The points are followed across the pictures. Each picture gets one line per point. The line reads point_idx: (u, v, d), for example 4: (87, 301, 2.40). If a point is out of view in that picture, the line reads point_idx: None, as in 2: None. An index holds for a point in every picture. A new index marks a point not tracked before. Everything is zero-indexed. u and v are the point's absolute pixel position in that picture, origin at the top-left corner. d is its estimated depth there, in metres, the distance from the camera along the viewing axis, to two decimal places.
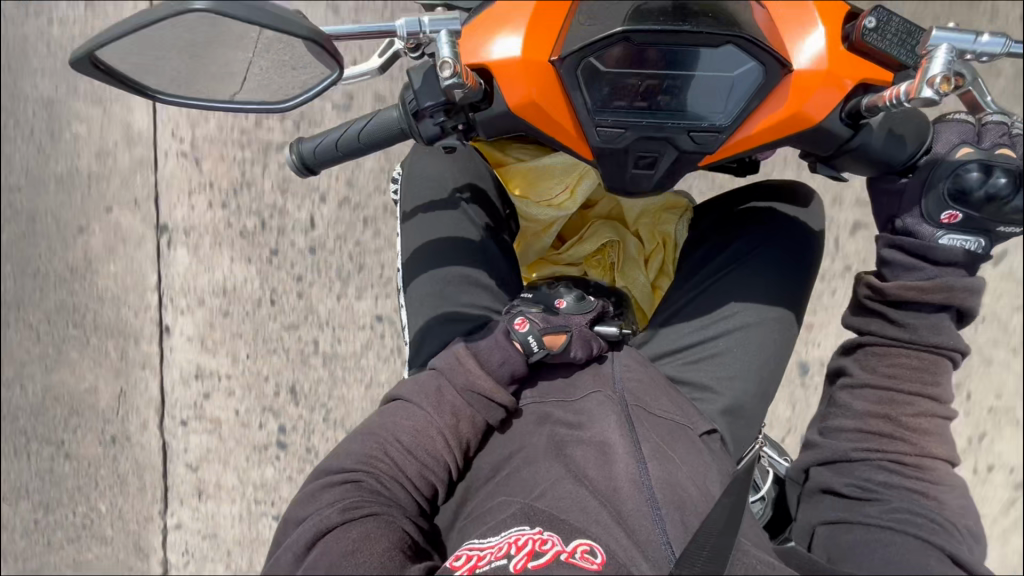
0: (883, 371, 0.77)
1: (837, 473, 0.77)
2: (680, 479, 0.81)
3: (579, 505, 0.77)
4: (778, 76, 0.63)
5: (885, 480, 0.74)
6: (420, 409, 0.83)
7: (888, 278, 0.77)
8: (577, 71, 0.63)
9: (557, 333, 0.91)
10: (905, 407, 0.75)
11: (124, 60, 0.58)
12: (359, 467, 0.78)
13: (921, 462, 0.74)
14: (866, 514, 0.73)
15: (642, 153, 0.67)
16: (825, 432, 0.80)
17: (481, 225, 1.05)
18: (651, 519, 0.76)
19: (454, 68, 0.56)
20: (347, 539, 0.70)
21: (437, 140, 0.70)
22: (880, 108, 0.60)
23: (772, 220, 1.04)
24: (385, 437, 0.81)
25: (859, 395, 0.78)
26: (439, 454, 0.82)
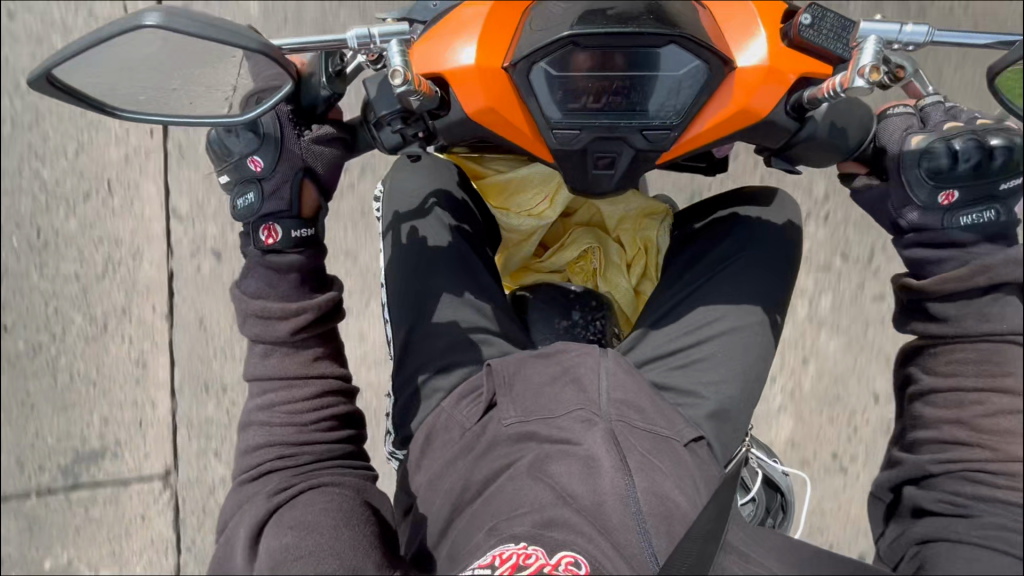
0: (943, 370, 0.74)
1: (925, 489, 0.74)
2: (667, 490, 0.83)
3: (567, 523, 0.78)
4: (722, 73, 0.65)
5: (973, 492, 0.70)
6: (268, 380, 0.80)
7: (926, 278, 0.76)
8: (528, 77, 0.66)
9: (286, 199, 0.78)
10: (976, 409, 0.71)
11: (83, 73, 0.58)
12: (263, 460, 0.78)
13: (1014, 469, 0.69)
14: (954, 530, 0.70)
15: (599, 153, 0.69)
16: (908, 446, 0.77)
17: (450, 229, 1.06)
18: (636, 534, 0.78)
19: (405, 76, 0.59)
20: (285, 526, 0.72)
21: (400, 148, 0.72)
22: (820, 100, 0.62)
23: (746, 219, 1.06)
24: (264, 428, 0.80)
25: (932, 402, 0.75)
26: (317, 422, 0.80)
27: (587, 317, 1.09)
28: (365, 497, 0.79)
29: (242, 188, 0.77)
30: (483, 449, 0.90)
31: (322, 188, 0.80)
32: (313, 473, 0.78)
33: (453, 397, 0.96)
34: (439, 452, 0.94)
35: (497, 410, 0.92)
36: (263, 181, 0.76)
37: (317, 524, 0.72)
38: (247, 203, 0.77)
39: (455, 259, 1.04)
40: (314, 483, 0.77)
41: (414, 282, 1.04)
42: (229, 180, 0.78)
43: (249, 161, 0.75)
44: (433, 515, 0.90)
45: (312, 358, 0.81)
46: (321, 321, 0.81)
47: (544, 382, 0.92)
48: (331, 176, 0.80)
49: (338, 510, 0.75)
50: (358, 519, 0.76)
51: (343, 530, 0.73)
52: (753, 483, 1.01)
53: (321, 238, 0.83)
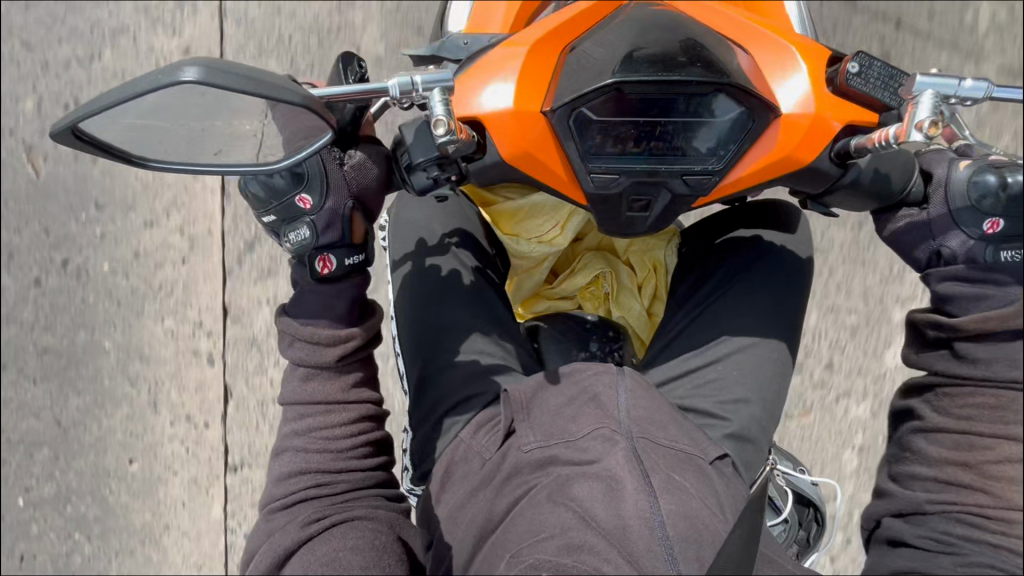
0: (955, 413, 0.69)
1: (911, 523, 0.70)
2: (697, 511, 0.77)
3: (589, 551, 0.72)
4: (767, 119, 0.64)
5: (963, 533, 0.67)
6: (308, 405, 0.78)
7: (955, 313, 0.70)
8: (568, 122, 0.64)
9: (340, 229, 0.69)
10: (985, 453, 0.67)
11: (112, 128, 0.52)
12: (293, 492, 0.76)
13: (1007, 515, 0.66)
14: (938, 565, 0.67)
15: (635, 197, 0.67)
16: (898, 479, 0.73)
17: (471, 265, 1.04)
18: (663, 561, 0.72)
19: (448, 125, 0.56)
20: (316, 562, 0.69)
21: (431, 190, 0.69)
22: (868, 149, 0.61)
23: (754, 243, 1.02)
24: (298, 456, 0.78)
25: (933, 439, 0.71)
26: (354, 450, 0.79)
27: (605, 348, 1.05)
28: (398, 533, 0.77)
29: (290, 225, 0.68)
30: (502, 480, 0.84)
31: (370, 218, 0.72)
32: (349, 504, 0.76)
33: (472, 425, 0.92)
34: (459, 485, 0.89)
35: (515, 436, 0.87)
36: (314, 217, 0.67)
37: (348, 564, 0.69)
38: (297, 237, 0.68)
39: (475, 292, 1.01)
40: (348, 517, 0.74)
41: (429, 315, 1.00)
42: (272, 217, 0.68)
43: (296, 200, 0.66)
44: (456, 549, 0.84)
45: (353, 382, 0.79)
46: (367, 347, 0.75)
47: (562, 403, 0.88)
48: (376, 202, 0.71)
49: (370, 547, 0.72)
50: (389, 557, 0.73)
51: (373, 572, 0.70)
52: (783, 505, 1.01)
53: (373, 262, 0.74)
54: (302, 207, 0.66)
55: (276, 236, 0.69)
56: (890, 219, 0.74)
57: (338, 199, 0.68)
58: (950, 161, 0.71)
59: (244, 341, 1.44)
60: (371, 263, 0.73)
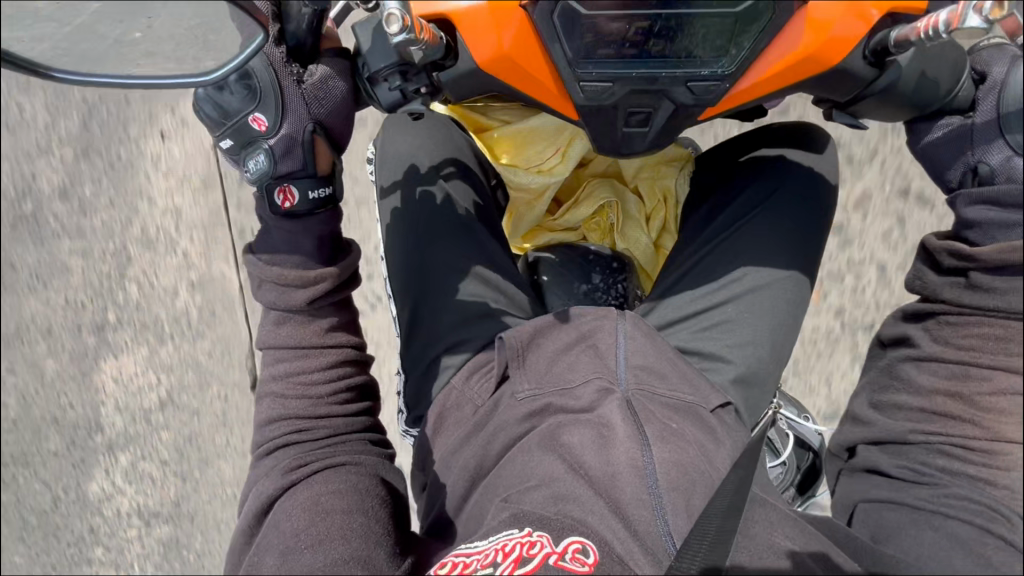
0: (955, 343, 0.63)
1: (889, 453, 0.67)
2: (691, 459, 0.73)
3: (576, 500, 0.69)
4: (790, 9, 0.53)
5: (943, 463, 0.63)
6: (283, 349, 0.74)
7: (977, 242, 0.62)
8: (553, 17, 0.54)
9: (301, 157, 0.61)
10: (979, 385, 0.62)
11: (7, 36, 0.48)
12: (276, 440, 0.73)
13: (992, 446, 0.62)
14: (915, 496, 0.64)
15: (632, 109, 0.59)
16: (880, 408, 0.69)
17: (466, 203, 0.95)
18: (650, 509, 0.68)
19: (402, 21, 0.47)
20: (297, 507, 0.67)
21: (401, 107, 0.59)
22: (912, 41, 0.51)
23: (779, 167, 0.91)
24: (276, 400, 0.74)
25: (926, 367, 0.65)
26: (335, 395, 0.75)
27: (608, 280, 0.99)
28: (381, 474, 0.75)
29: (249, 150, 0.60)
30: (493, 427, 0.80)
31: (337, 148, 0.64)
32: (332, 448, 0.73)
33: (466, 371, 0.87)
34: (453, 430, 0.86)
35: (510, 383, 0.82)
36: (270, 142, 0.60)
37: (329, 507, 0.67)
38: (254, 165, 0.60)
39: (468, 229, 0.93)
40: (330, 462, 0.72)
41: (420, 255, 0.92)
42: (228, 142, 0.60)
43: (250, 120, 0.58)
44: (448, 491, 0.81)
45: (327, 328, 0.74)
46: (340, 290, 0.68)
47: (559, 350, 0.83)
48: (343, 128, 0.63)
49: (353, 490, 0.70)
50: (372, 500, 0.71)
51: (356, 516, 0.67)
52: (782, 448, 0.98)
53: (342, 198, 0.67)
54: (257, 131, 0.59)
55: (236, 163, 0.62)
56: (927, 129, 0.64)
57: (301, 122, 0.60)
58: (1011, 60, 0.60)
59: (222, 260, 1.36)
60: (340, 198, 0.66)
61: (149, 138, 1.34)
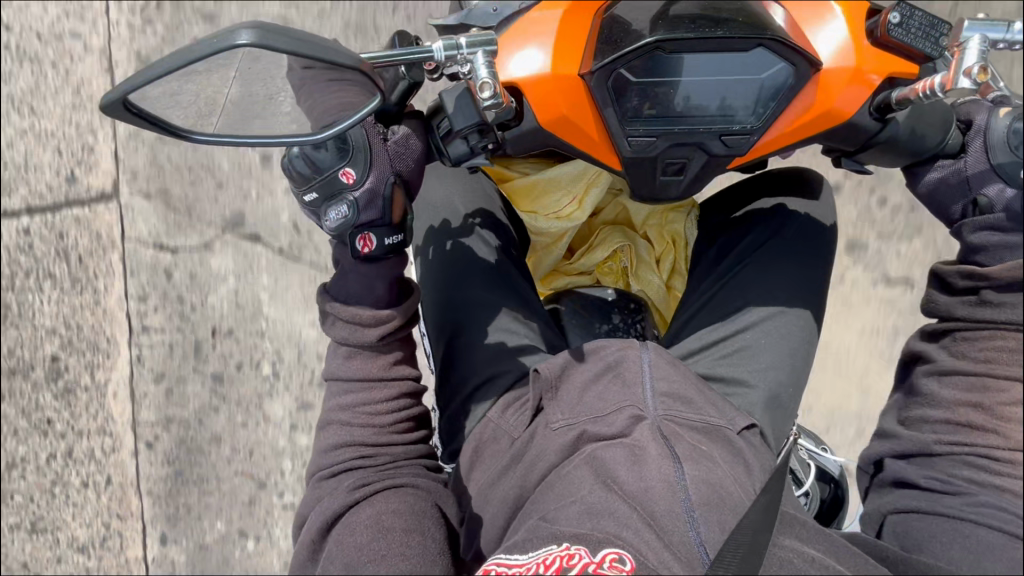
0: (976, 356, 0.69)
1: (916, 464, 0.73)
2: (720, 477, 0.76)
3: (611, 515, 0.72)
4: (807, 76, 0.63)
5: (968, 474, 0.68)
6: (350, 380, 0.79)
7: (988, 264, 0.69)
8: (607, 84, 0.62)
9: (380, 208, 0.68)
10: (998, 396, 0.67)
11: (159, 99, 0.52)
12: (338, 464, 0.77)
13: (1015, 456, 0.65)
14: (946, 505, 0.69)
15: (670, 160, 0.68)
16: (908, 421, 0.75)
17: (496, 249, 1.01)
18: (684, 524, 0.71)
19: (494, 89, 0.55)
20: (360, 525, 0.70)
21: (466, 159, 0.68)
22: (910, 101, 0.61)
23: (777, 212, 1.00)
24: (337, 425, 0.79)
25: (949, 381, 0.71)
26: (395, 425, 0.79)
27: (628, 320, 1.04)
28: (435, 500, 0.77)
29: (331, 202, 0.67)
30: (530, 457, 0.83)
31: (409, 195, 0.71)
32: (391, 472, 0.77)
33: (501, 404, 0.90)
34: (489, 462, 0.88)
35: (544, 414, 0.86)
36: (355, 194, 0.66)
37: (389, 526, 0.70)
38: (337, 217, 0.67)
39: (501, 275, 0.99)
40: (390, 484, 0.75)
41: (451, 296, 0.98)
42: (313, 196, 0.67)
43: (340, 174, 0.65)
44: (488, 520, 0.83)
45: (393, 361, 0.79)
46: (407, 325, 0.74)
47: (587, 381, 0.87)
48: (416, 177, 0.71)
49: (410, 511, 0.73)
50: (428, 521, 0.74)
51: (415, 535, 0.70)
52: (806, 477, 0.98)
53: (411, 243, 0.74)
54: (343, 186, 0.66)
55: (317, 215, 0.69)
56: (924, 171, 0.74)
57: (382, 175, 0.67)
58: (991, 110, 0.71)
59: (246, 308, 1.37)
60: (409, 243, 0.73)
61: (183, 180, 1.36)
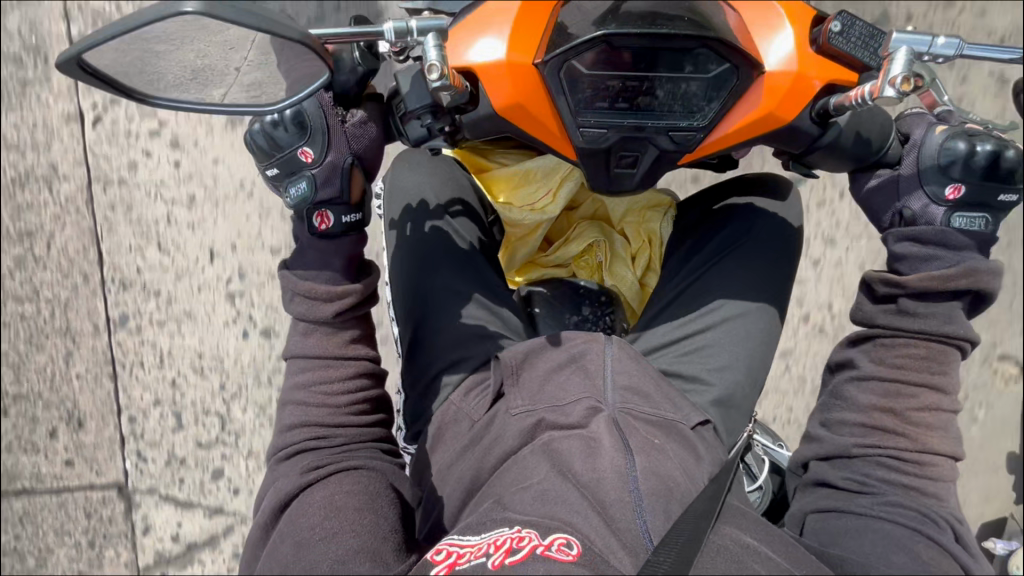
0: (890, 362, 0.76)
1: (836, 467, 0.78)
2: (669, 470, 0.77)
3: (562, 500, 0.73)
4: (750, 77, 0.66)
5: (882, 475, 0.74)
6: (307, 359, 0.81)
7: (904, 273, 0.75)
8: (559, 74, 0.65)
9: (338, 185, 0.71)
10: (909, 401, 0.75)
11: (113, 59, 0.54)
12: (295, 445, 0.79)
13: (921, 457, 0.74)
14: (859, 504, 0.74)
15: (622, 152, 0.70)
16: (829, 425, 0.80)
17: (469, 238, 1.03)
18: (632, 514, 0.72)
19: (441, 71, 0.58)
20: (314, 505, 0.72)
21: (425, 141, 0.71)
22: (846, 107, 0.64)
23: (746, 208, 1.03)
24: (295, 406, 0.80)
25: (865, 387, 0.77)
26: (351, 406, 0.81)
27: (597, 312, 1.07)
28: (390, 482, 0.79)
29: (292, 179, 0.70)
30: (489, 441, 0.85)
31: (368, 176, 0.74)
32: (346, 454, 0.79)
33: (464, 387, 0.92)
34: (449, 445, 0.90)
35: (505, 399, 0.88)
36: (314, 170, 0.69)
37: (342, 505, 0.72)
38: (297, 192, 0.70)
39: (473, 263, 1.01)
40: (345, 466, 0.77)
41: (421, 282, 0.99)
42: (274, 171, 0.70)
43: (299, 152, 0.68)
44: (447, 497, 0.85)
45: (349, 339, 0.81)
46: (364, 304, 0.77)
47: (550, 369, 0.89)
48: (376, 159, 0.73)
49: (364, 492, 0.75)
50: (382, 502, 0.76)
51: (366, 513, 0.72)
52: (758, 472, 1.00)
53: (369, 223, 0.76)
54: (302, 161, 0.69)
55: (278, 188, 0.71)
56: (866, 178, 0.76)
57: (340, 153, 0.70)
58: (929, 125, 0.73)
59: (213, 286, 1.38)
60: (367, 223, 0.76)
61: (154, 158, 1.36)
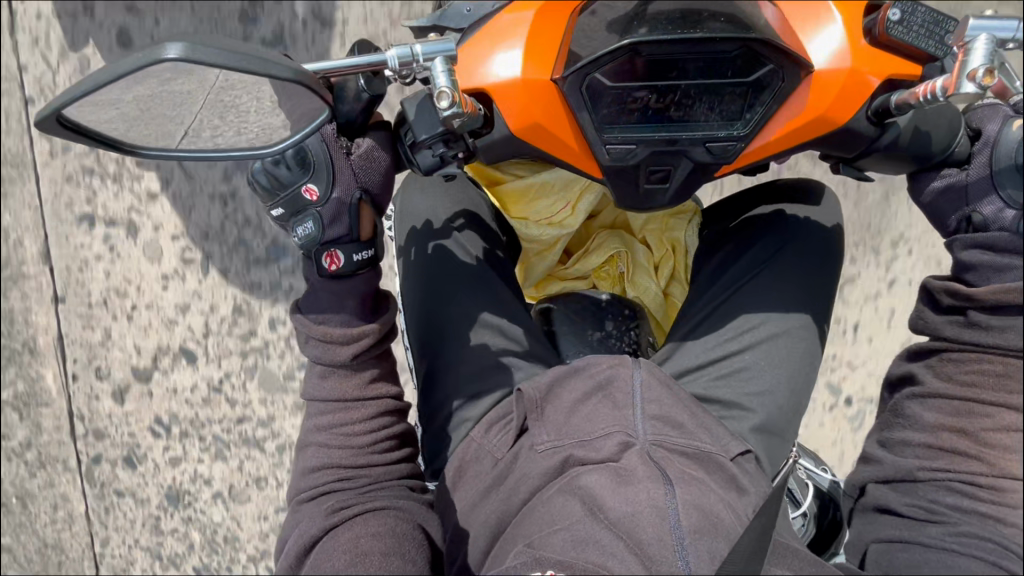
0: (959, 380, 0.68)
1: (899, 491, 0.70)
2: (712, 504, 0.71)
3: (594, 543, 0.68)
4: (797, 78, 0.59)
5: (954, 502, 0.66)
6: (325, 402, 0.76)
7: (974, 283, 0.67)
8: (582, 89, 0.59)
9: (347, 223, 0.66)
10: (983, 421, 0.66)
11: (96, 114, 0.50)
12: (318, 486, 0.75)
13: (1001, 484, 0.65)
14: (928, 535, 0.66)
15: (653, 168, 0.63)
16: (888, 445, 0.73)
17: (475, 253, 0.96)
18: (673, 550, 0.66)
19: (452, 97, 0.53)
20: (337, 550, 0.67)
21: (438, 170, 0.65)
22: (911, 105, 0.56)
23: (780, 217, 0.95)
24: (316, 447, 0.76)
25: (932, 405, 0.70)
26: (374, 445, 0.77)
27: (621, 328, 0.99)
28: (419, 521, 0.74)
29: (298, 218, 0.65)
30: (514, 478, 0.80)
31: (378, 211, 0.69)
32: (372, 494, 0.74)
33: (485, 423, 0.87)
34: (471, 484, 0.85)
35: (528, 435, 0.82)
36: (320, 209, 0.65)
37: (367, 549, 0.67)
38: (303, 232, 0.65)
39: (482, 280, 0.94)
40: (370, 506, 0.72)
41: (431, 306, 0.94)
42: (279, 211, 0.66)
43: (303, 190, 0.64)
44: (474, 534, 0.80)
45: (368, 380, 0.76)
46: (382, 343, 0.72)
47: (576, 400, 0.82)
48: (386, 193, 0.68)
49: (389, 534, 0.69)
50: (409, 545, 0.70)
51: (392, 558, 0.67)
52: (802, 497, 0.93)
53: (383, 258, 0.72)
54: (306, 200, 0.64)
55: (284, 228, 0.67)
56: (928, 179, 0.69)
57: (347, 189, 0.65)
58: (1004, 118, 0.64)
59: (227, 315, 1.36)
60: (381, 257, 0.71)
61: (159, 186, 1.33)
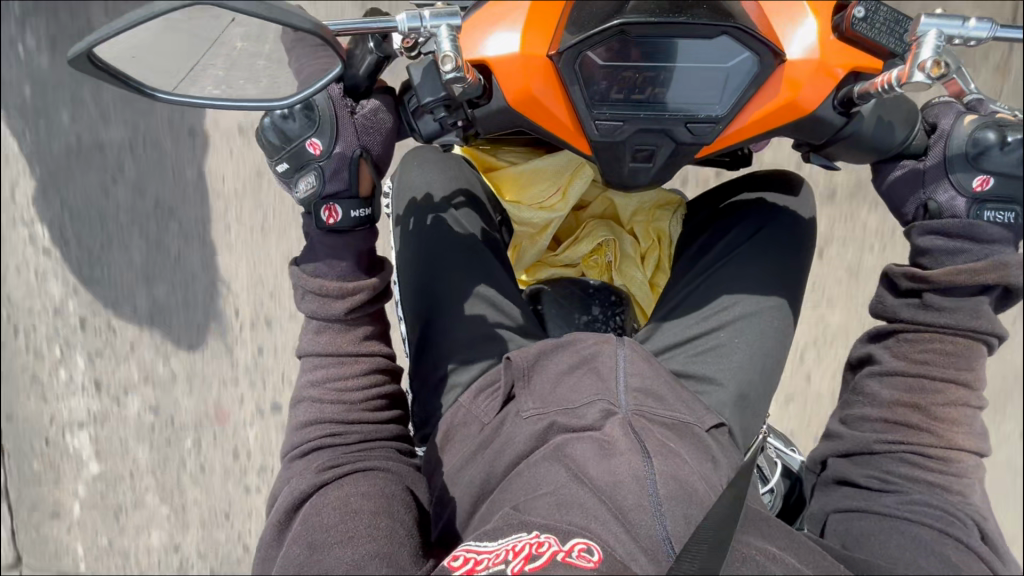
0: (914, 357, 0.73)
1: (857, 464, 0.75)
2: (689, 475, 0.75)
3: (581, 508, 0.71)
4: (771, 66, 0.64)
5: (904, 471, 0.72)
6: (319, 357, 0.80)
7: (929, 267, 0.72)
8: (575, 66, 0.63)
9: (346, 178, 0.70)
10: (935, 397, 0.72)
11: (124, 52, 0.54)
12: (308, 443, 0.77)
13: (947, 453, 0.72)
14: (883, 504, 0.72)
15: (639, 145, 0.67)
16: (847, 421, 0.78)
17: (472, 228, 1.00)
18: (651, 516, 0.70)
19: (455, 62, 0.57)
20: (327, 505, 0.70)
21: (437, 137, 0.72)
22: (871, 94, 0.62)
23: (759, 205, 1.01)
24: (309, 405, 0.79)
25: (887, 381, 0.75)
26: (367, 402, 0.80)
27: (607, 312, 1.04)
28: (408, 484, 0.77)
29: (301, 173, 0.69)
30: (499, 445, 0.83)
31: (377, 171, 0.73)
32: (363, 454, 0.77)
33: (473, 390, 0.90)
34: (459, 449, 0.88)
35: (515, 402, 0.85)
36: (322, 164, 0.69)
37: (359, 507, 0.70)
38: (305, 187, 0.70)
39: (477, 256, 0.98)
40: (360, 466, 0.75)
41: (428, 280, 0.98)
42: (284, 166, 0.69)
43: (307, 144, 0.67)
44: (457, 501, 0.84)
45: (361, 337, 0.81)
46: (376, 301, 0.76)
47: (562, 372, 0.86)
48: (384, 156, 0.72)
49: (381, 494, 0.73)
50: (397, 505, 0.74)
51: (383, 517, 0.70)
52: (770, 473, 0.97)
53: (378, 218, 0.76)
54: (309, 154, 0.68)
55: (287, 184, 0.71)
56: (890, 169, 0.75)
57: (347, 148, 0.69)
58: (957, 114, 0.71)
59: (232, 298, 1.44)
60: (377, 217, 0.75)
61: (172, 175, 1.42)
